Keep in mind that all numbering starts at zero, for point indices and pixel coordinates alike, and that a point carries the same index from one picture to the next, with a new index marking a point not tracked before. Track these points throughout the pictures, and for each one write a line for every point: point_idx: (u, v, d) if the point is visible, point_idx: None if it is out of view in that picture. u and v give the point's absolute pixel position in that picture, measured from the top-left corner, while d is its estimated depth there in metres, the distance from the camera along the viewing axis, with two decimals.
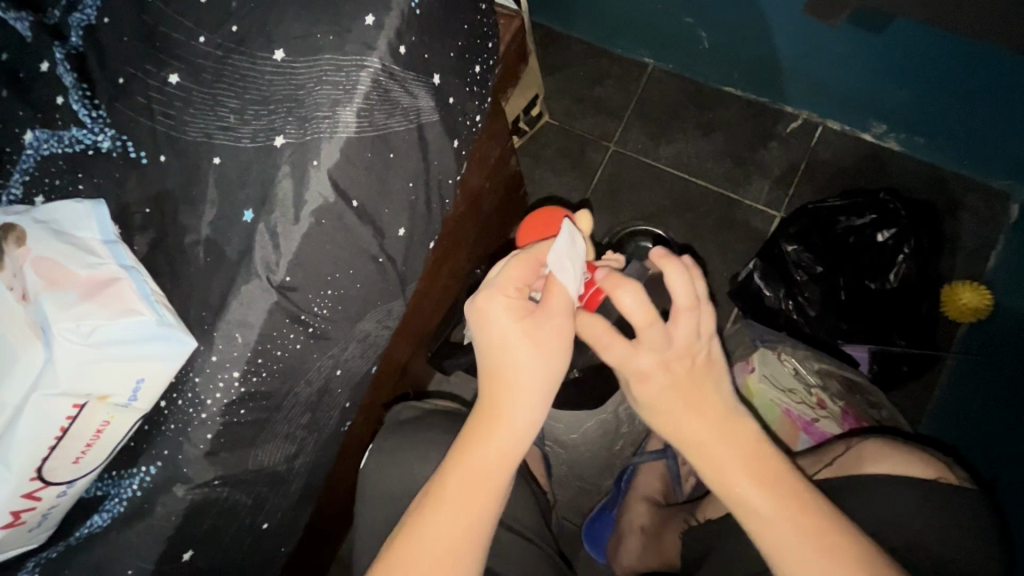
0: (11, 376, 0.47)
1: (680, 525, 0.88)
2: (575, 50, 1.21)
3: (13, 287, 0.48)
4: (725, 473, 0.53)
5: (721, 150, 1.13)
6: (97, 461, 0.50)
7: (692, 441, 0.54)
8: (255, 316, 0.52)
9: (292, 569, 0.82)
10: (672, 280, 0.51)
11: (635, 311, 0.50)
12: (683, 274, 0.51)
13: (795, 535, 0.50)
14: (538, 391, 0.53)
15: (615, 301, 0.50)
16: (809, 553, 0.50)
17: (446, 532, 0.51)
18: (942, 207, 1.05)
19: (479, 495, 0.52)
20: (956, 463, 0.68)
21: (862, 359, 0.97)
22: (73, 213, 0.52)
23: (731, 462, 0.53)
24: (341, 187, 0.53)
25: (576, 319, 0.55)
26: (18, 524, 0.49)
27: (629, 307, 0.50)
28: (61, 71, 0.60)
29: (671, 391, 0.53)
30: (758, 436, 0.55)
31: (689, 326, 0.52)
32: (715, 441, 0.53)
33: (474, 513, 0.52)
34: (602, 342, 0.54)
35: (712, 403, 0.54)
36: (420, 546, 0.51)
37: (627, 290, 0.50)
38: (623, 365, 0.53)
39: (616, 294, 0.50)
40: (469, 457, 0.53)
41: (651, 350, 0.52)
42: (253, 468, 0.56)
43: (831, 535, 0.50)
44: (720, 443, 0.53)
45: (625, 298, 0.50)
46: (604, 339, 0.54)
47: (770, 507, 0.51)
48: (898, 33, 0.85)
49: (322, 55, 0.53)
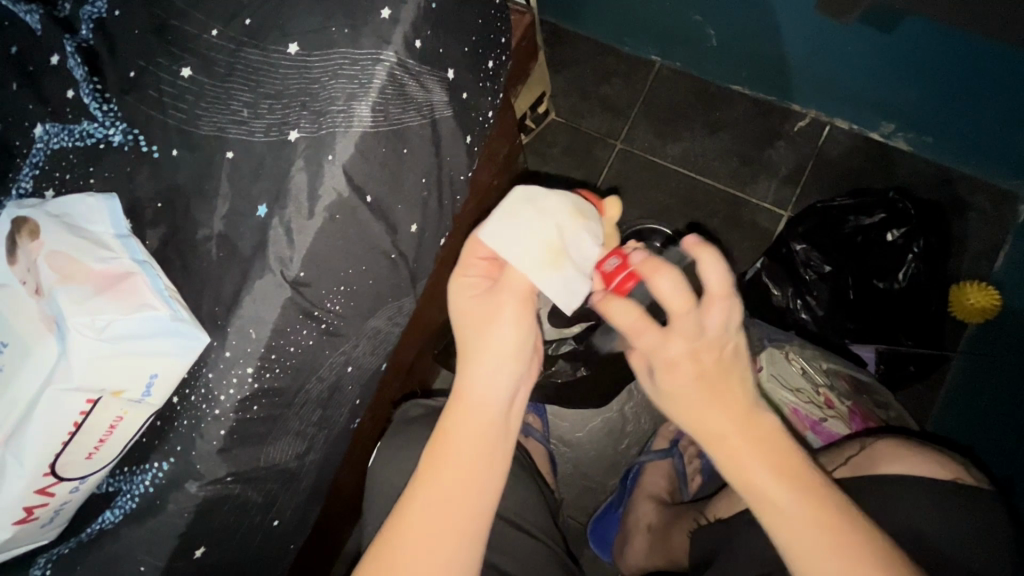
0: (26, 371, 0.47)
1: (689, 524, 0.87)
2: (582, 48, 1.21)
3: (27, 281, 0.48)
4: (739, 465, 0.51)
5: (728, 148, 1.13)
6: (109, 457, 0.50)
7: (704, 435, 0.52)
8: (268, 312, 0.52)
9: (299, 566, 0.81)
10: (707, 267, 0.49)
11: (673, 296, 0.48)
12: (719, 261, 0.49)
13: (813, 532, 0.49)
14: (508, 366, 0.53)
15: (654, 285, 0.49)
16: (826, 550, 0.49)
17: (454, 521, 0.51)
18: (951, 207, 1.05)
19: (472, 475, 0.52)
20: (973, 464, 0.68)
21: (870, 358, 0.97)
22: (86, 208, 0.52)
23: (746, 458, 0.51)
24: (355, 182, 0.53)
25: (603, 306, 0.53)
26: (31, 519, 0.49)
27: (665, 291, 0.48)
28: (72, 64, 0.59)
29: (694, 385, 0.51)
30: (773, 427, 0.53)
31: (721, 314, 0.49)
32: (730, 435, 0.51)
33: (468, 496, 0.52)
34: (635, 327, 0.52)
35: (736, 399, 0.51)
36: (414, 534, 0.51)
37: (665, 274, 0.49)
38: (653, 355, 0.51)
39: (654, 278, 0.49)
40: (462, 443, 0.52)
41: (682, 334, 0.49)
42: (264, 464, 0.56)
43: (843, 531, 0.49)
44: (734, 438, 0.51)
45: (664, 281, 0.48)
46: (634, 327, 0.51)
47: (784, 501, 0.50)
48: (909, 31, 0.84)
49: (336, 48, 0.53)
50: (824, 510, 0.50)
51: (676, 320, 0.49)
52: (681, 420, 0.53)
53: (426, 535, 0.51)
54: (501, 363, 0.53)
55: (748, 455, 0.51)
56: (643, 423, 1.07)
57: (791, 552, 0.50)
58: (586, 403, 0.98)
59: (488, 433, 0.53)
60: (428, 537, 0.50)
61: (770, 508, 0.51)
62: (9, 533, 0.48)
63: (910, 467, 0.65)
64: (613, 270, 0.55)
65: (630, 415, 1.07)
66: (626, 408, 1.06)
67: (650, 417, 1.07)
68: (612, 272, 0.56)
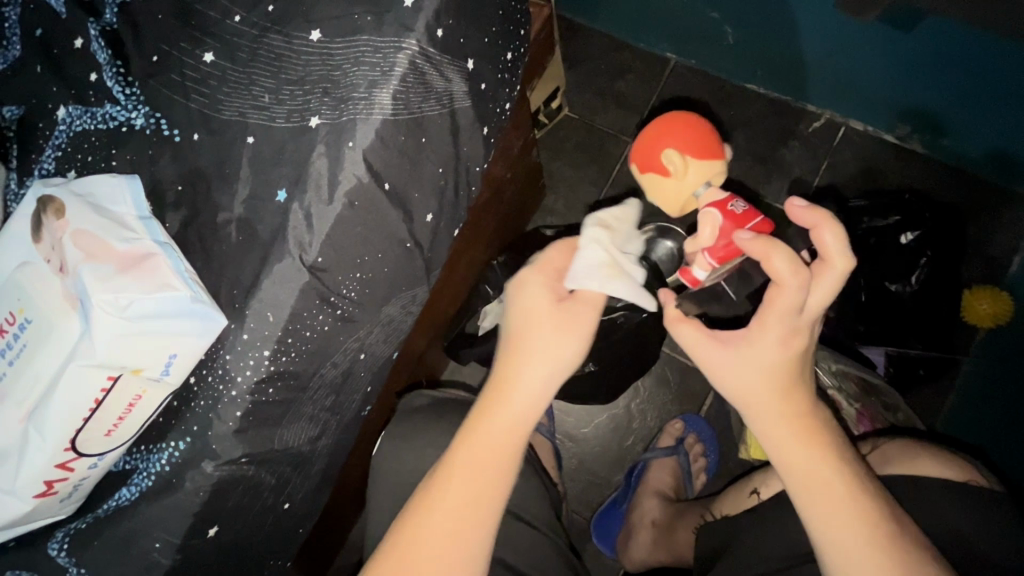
0: (51, 346, 0.48)
1: (694, 520, 0.91)
2: (598, 43, 1.20)
3: (50, 260, 0.49)
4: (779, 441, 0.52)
5: (741, 147, 1.13)
6: (128, 435, 0.51)
7: (755, 410, 0.53)
8: (285, 295, 0.52)
9: (305, 550, 0.83)
10: None
11: (835, 249, 0.50)
12: None
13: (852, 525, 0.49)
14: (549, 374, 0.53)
15: (826, 234, 0.50)
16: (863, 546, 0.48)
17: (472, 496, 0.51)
18: (967, 212, 1.04)
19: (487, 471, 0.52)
20: (986, 467, 0.68)
21: (879, 360, 0.96)
22: (109, 188, 0.52)
23: (800, 437, 0.52)
24: (374, 169, 0.53)
25: (767, 248, 0.50)
26: (51, 493, 0.50)
27: (831, 244, 0.50)
28: (95, 47, 0.60)
29: (777, 361, 0.51)
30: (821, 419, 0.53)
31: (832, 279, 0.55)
32: (779, 418, 0.52)
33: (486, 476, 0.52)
34: (796, 276, 0.48)
35: (795, 384, 0.52)
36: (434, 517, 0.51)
37: (837, 228, 0.51)
38: (793, 309, 0.49)
39: (827, 226, 0.50)
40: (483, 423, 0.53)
41: (832, 286, 0.50)
42: (278, 447, 0.57)
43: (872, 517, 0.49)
44: (784, 420, 0.52)
45: (830, 235, 0.50)
46: (798, 271, 0.49)
47: (829, 485, 0.50)
48: (930, 31, 0.83)
49: (359, 36, 0.53)
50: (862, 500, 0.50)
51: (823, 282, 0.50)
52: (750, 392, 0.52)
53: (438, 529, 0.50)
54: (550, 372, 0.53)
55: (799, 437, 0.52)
56: (649, 420, 1.07)
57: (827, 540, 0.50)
58: (593, 398, 0.98)
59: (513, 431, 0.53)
60: (443, 529, 0.50)
61: (814, 484, 0.50)
62: (30, 506, 0.50)
63: (925, 467, 0.66)
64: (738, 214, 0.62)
65: (636, 412, 1.07)
66: (631, 405, 1.07)
67: (656, 414, 1.07)
68: (737, 214, 0.62)
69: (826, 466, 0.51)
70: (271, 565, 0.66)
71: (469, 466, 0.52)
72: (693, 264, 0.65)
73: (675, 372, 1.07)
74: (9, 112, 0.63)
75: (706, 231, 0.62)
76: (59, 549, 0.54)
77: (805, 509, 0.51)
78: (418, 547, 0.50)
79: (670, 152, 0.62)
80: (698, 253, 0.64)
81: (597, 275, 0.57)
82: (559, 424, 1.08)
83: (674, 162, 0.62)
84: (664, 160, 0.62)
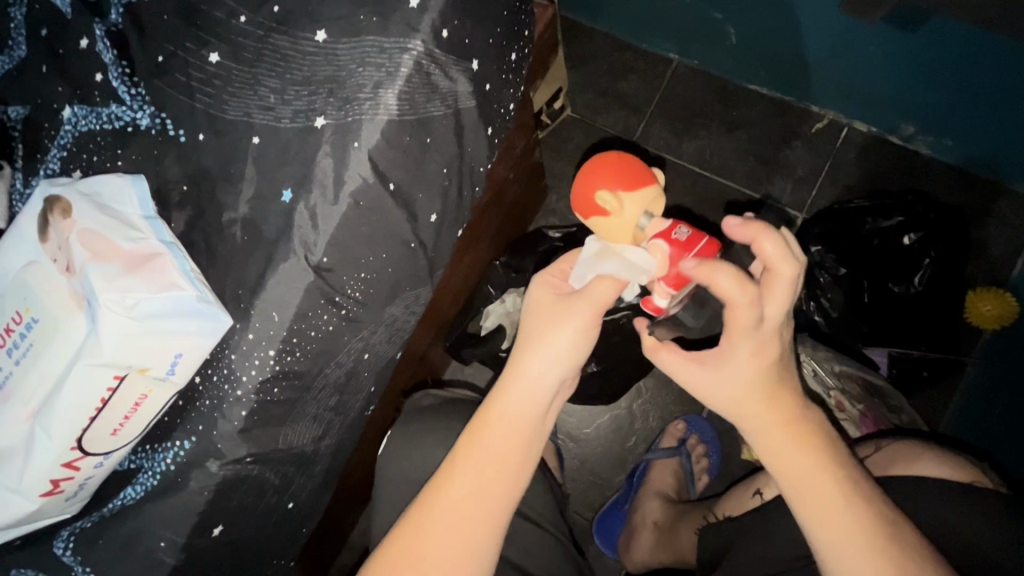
0: (57, 345, 0.48)
1: (698, 521, 0.91)
2: (600, 44, 1.20)
3: (57, 259, 0.49)
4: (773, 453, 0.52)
5: (744, 148, 1.13)
6: (133, 434, 0.51)
7: (742, 418, 0.52)
8: (291, 295, 0.52)
9: (308, 550, 0.83)
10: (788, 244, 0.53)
11: (782, 258, 0.48)
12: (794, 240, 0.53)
13: (849, 528, 0.49)
14: (551, 366, 0.53)
15: (763, 246, 0.48)
16: (862, 549, 0.49)
17: (473, 499, 0.52)
18: (971, 213, 1.04)
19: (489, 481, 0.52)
20: (990, 469, 0.68)
21: (882, 362, 0.96)
22: (115, 188, 0.52)
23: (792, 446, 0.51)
24: (379, 169, 0.53)
25: (708, 272, 0.49)
26: (57, 492, 0.50)
27: (772, 255, 0.48)
28: (101, 48, 0.60)
29: (758, 367, 0.51)
30: (812, 425, 0.52)
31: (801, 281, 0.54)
32: (769, 423, 0.52)
33: (485, 479, 0.52)
34: (742, 294, 0.48)
35: (785, 389, 0.52)
36: (436, 523, 0.51)
37: (775, 238, 0.48)
38: (749, 325, 0.49)
39: (763, 237, 0.48)
40: (483, 427, 0.53)
41: (784, 297, 0.49)
42: (282, 447, 0.57)
43: (868, 520, 0.49)
44: (774, 426, 0.51)
45: (769, 245, 0.48)
46: (741, 291, 0.48)
47: (824, 488, 0.50)
48: (935, 32, 0.83)
49: (365, 36, 0.53)
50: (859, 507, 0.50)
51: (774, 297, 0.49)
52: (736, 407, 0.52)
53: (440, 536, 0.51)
54: (550, 366, 0.53)
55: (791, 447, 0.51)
56: (652, 421, 1.07)
57: (824, 543, 0.50)
58: (596, 399, 0.98)
59: (518, 435, 0.53)
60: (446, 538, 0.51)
61: (809, 496, 0.50)
62: (35, 505, 0.50)
63: (929, 468, 0.66)
64: (684, 240, 0.55)
65: (638, 412, 1.07)
66: (634, 406, 1.07)
67: (658, 415, 1.07)
68: (682, 241, 0.55)
69: (821, 475, 0.50)
70: (275, 565, 0.66)
71: (472, 469, 0.52)
72: (653, 295, 0.58)
73: None
74: (14, 112, 0.63)
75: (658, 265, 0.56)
76: (64, 548, 0.54)
77: (800, 511, 0.51)
78: (421, 552, 0.51)
79: (603, 194, 0.56)
80: (654, 287, 0.58)
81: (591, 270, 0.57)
82: (561, 424, 1.08)
83: (609, 202, 0.56)
84: (599, 204, 0.57)
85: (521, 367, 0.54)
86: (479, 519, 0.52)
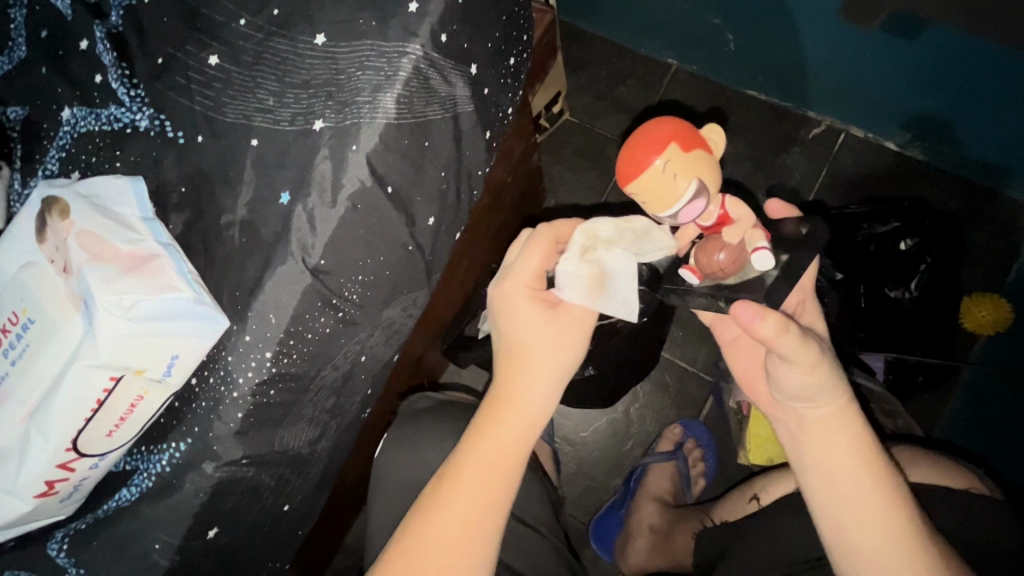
0: (53, 345, 0.48)
1: (694, 525, 0.91)
2: (599, 49, 1.21)
3: (55, 260, 0.50)
4: (808, 427, 0.55)
5: (742, 153, 1.13)
6: (130, 435, 0.51)
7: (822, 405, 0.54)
8: (287, 297, 0.52)
9: (304, 552, 0.83)
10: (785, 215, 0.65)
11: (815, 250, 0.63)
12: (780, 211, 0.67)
13: (896, 521, 0.51)
14: (550, 377, 0.56)
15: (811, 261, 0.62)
16: (906, 541, 0.50)
17: (481, 493, 0.52)
18: (967, 219, 1.04)
19: (498, 475, 0.53)
20: (987, 477, 0.68)
21: (879, 368, 0.94)
22: (114, 189, 0.53)
23: (840, 429, 0.54)
24: (378, 172, 0.53)
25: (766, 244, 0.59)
26: (52, 493, 0.50)
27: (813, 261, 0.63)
28: (101, 49, 0.60)
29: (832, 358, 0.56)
30: (860, 413, 0.55)
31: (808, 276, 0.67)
32: (847, 414, 0.54)
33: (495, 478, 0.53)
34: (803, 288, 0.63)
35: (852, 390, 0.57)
36: (450, 507, 0.52)
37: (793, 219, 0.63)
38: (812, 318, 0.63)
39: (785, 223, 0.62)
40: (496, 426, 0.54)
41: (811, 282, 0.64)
42: (278, 449, 0.57)
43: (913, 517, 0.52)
44: (853, 418, 0.54)
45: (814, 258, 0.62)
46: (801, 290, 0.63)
47: (881, 477, 0.52)
48: (932, 39, 0.83)
49: (363, 40, 0.54)
50: (891, 494, 0.52)
51: (809, 282, 0.64)
52: (789, 384, 0.55)
53: (452, 517, 0.51)
54: (547, 377, 0.55)
55: (834, 429, 0.54)
56: (649, 425, 1.07)
57: (870, 531, 0.51)
58: (593, 403, 0.98)
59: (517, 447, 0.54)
60: (458, 522, 0.51)
61: (869, 482, 0.52)
62: (30, 506, 0.50)
63: (922, 475, 0.66)
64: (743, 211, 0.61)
65: (635, 416, 1.07)
66: (631, 409, 1.08)
67: (655, 419, 1.07)
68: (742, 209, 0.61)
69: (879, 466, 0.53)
70: (270, 567, 0.66)
71: (488, 463, 0.53)
72: (752, 243, 0.57)
73: (674, 376, 1.07)
74: (14, 113, 0.63)
75: (744, 214, 0.58)
76: (59, 549, 0.54)
77: (855, 502, 0.52)
78: (439, 529, 0.51)
79: (676, 145, 0.53)
80: (751, 235, 0.57)
81: (582, 286, 0.57)
82: (558, 427, 1.08)
83: (679, 157, 0.52)
84: (659, 162, 0.52)
85: (521, 380, 0.55)
86: (485, 515, 0.52)
